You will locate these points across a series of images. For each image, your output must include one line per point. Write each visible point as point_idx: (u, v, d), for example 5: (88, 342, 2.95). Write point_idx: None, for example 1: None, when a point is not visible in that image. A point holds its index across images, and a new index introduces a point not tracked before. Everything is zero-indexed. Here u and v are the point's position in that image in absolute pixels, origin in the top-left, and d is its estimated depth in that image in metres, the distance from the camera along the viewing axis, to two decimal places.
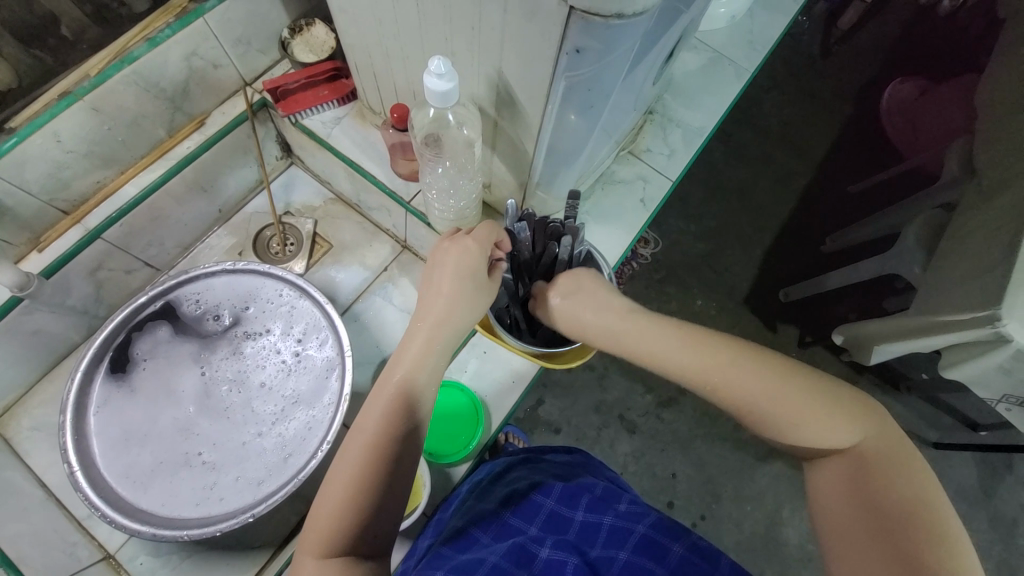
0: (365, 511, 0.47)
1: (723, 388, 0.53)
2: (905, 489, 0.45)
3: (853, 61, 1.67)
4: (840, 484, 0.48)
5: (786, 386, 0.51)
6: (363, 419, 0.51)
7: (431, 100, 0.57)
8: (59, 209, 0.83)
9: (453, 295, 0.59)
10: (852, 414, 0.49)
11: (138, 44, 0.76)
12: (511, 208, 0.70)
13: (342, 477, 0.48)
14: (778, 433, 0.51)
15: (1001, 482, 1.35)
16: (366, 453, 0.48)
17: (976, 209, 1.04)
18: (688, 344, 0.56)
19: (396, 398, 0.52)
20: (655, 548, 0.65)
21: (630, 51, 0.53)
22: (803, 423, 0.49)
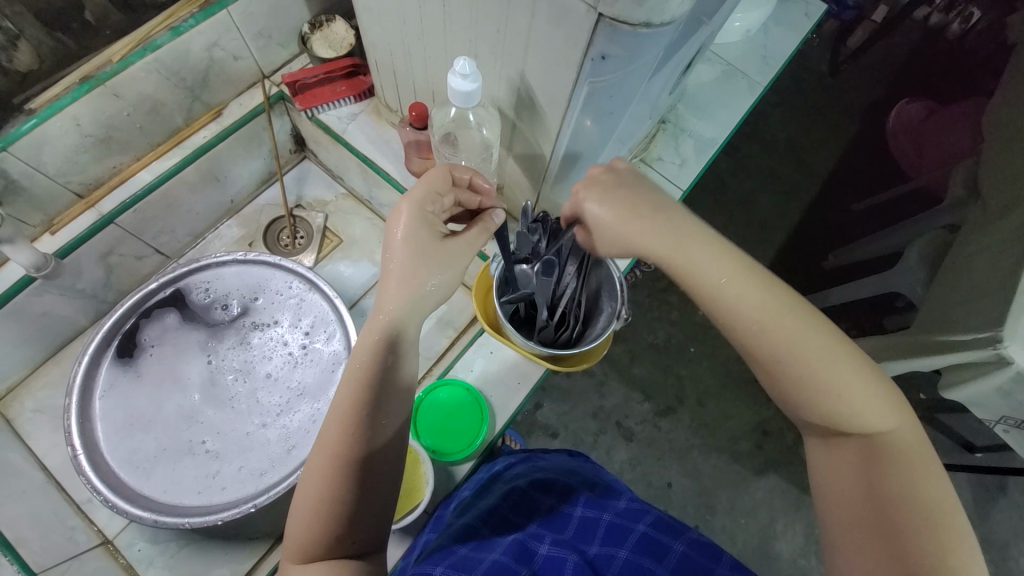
0: (334, 525, 0.48)
1: (774, 343, 0.48)
2: (922, 485, 0.45)
3: (862, 79, 1.69)
4: (856, 472, 0.47)
5: (835, 357, 0.48)
6: (321, 431, 0.51)
7: (453, 100, 0.58)
8: (75, 192, 0.84)
9: (408, 271, 0.56)
10: (891, 401, 0.48)
11: (161, 33, 0.77)
12: (528, 209, 0.72)
13: (309, 490, 0.49)
14: (812, 404, 0.48)
15: (995, 504, 1.35)
16: (328, 468, 0.49)
17: (981, 230, 1.04)
18: (751, 284, 0.50)
19: (350, 412, 0.50)
20: (655, 548, 0.66)
21: (653, 59, 0.54)
22: (844, 399, 0.47)
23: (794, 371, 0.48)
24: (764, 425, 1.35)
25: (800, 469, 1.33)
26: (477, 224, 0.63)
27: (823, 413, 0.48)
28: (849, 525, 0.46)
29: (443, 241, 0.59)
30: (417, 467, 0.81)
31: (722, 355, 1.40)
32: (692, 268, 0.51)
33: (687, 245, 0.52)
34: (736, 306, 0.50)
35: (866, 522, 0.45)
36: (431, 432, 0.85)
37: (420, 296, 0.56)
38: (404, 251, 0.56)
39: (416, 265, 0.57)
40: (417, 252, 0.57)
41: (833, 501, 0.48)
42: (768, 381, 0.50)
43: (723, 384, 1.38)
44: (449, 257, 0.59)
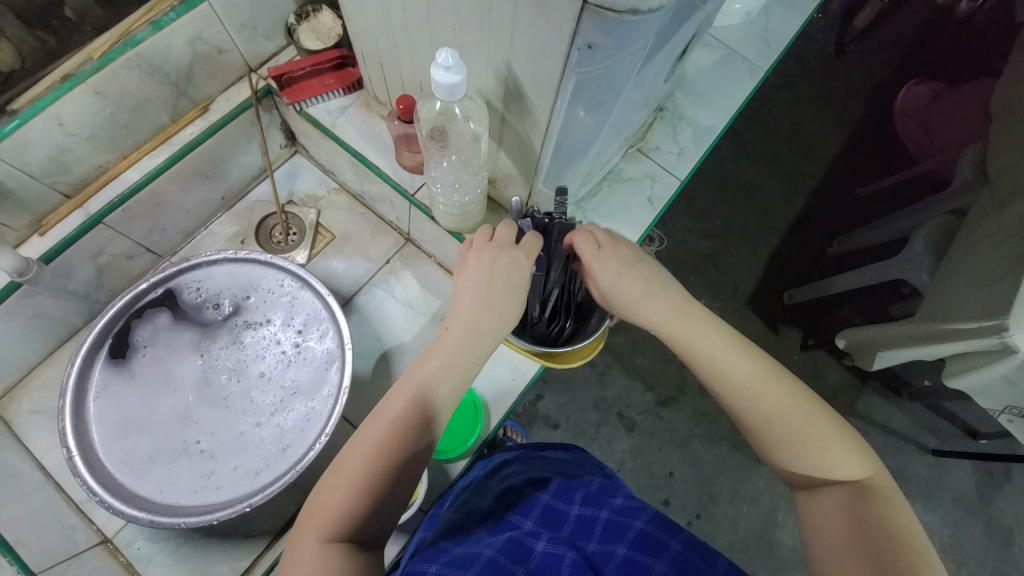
0: (369, 505, 0.49)
1: (753, 408, 0.53)
2: (898, 519, 0.48)
3: (868, 60, 1.64)
4: (841, 513, 0.50)
5: (810, 419, 0.52)
6: (384, 407, 0.53)
7: (437, 93, 0.56)
8: (61, 193, 0.83)
9: (494, 302, 0.57)
10: (860, 446, 0.52)
11: (142, 27, 0.75)
12: (516, 204, 0.69)
13: (355, 465, 0.49)
14: (790, 455, 0.53)
15: (999, 490, 1.35)
16: (384, 442, 0.50)
17: (987, 216, 1.02)
18: (739, 357, 0.55)
19: (419, 396, 0.53)
20: (654, 543, 0.66)
21: (644, 47, 0.52)
22: (813, 443, 0.52)
23: (761, 408, 0.53)
24: None
25: None
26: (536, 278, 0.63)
27: (802, 462, 0.52)
28: (836, 557, 0.48)
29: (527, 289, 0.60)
30: None
31: None
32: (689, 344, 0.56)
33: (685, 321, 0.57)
34: (725, 382, 0.55)
35: (847, 549, 0.48)
36: None
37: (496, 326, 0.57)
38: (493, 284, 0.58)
39: (499, 299, 0.57)
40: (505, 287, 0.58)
41: (816, 532, 0.51)
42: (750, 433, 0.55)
43: None
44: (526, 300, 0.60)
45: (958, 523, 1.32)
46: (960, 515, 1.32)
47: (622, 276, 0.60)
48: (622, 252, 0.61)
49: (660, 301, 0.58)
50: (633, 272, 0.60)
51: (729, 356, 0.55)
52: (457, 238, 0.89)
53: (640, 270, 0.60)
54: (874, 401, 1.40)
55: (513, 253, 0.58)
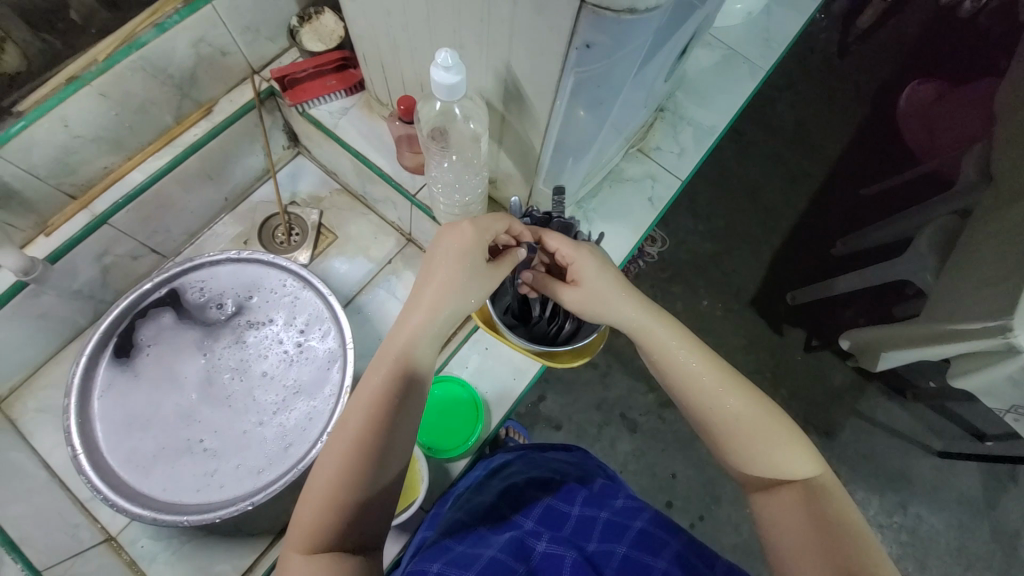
0: (347, 511, 0.48)
1: (709, 406, 0.55)
2: (846, 514, 0.49)
3: (871, 60, 1.64)
4: (797, 510, 0.50)
5: (764, 419, 0.54)
6: (346, 415, 0.51)
7: (437, 93, 0.56)
8: (66, 193, 0.84)
9: (450, 285, 0.56)
10: (810, 447, 0.53)
11: (146, 30, 0.76)
12: (516, 203, 0.70)
13: (327, 475, 0.49)
14: (742, 454, 0.53)
15: (1005, 492, 1.34)
16: (351, 451, 0.49)
17: (991, 215, 1.01)
18: (691, 358, 0.57)
19: (382, 398, 0.51)
20: (653, 540, 0.65)
21: (642, 47, 0.52)
22: (763, 442, 0.53)
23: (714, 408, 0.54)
24: None
25: None
26: (507, 258, 0.61)
27: (753, 459, 0.53)
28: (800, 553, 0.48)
29: (490, 270, 0.59)
30: (412, 464, 0.81)
31: (727, 346, 1.41)
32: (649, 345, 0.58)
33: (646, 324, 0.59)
34: (684, 382, 0.56)
35: (806, 544, 0.48)
36: (428, 428, 0.86)
37: (456, 305, 0.56)
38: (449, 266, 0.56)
39: (456, 281, 0.56)
40: (460, 269, 0.56)
41: (774, 529, 0.51)
42: (706, 433, 0.56)
43: None
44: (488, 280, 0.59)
45: (964, 525, 1.31)
46: (966, 517, 1.31)
47: (594, 278, 0.61)
48: (592, 255, 0.62)
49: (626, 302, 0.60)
50: (600, 275, 0.61)
51: (687, 356, 0.57)
52: None
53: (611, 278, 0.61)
54: (879, 402, 1.39)
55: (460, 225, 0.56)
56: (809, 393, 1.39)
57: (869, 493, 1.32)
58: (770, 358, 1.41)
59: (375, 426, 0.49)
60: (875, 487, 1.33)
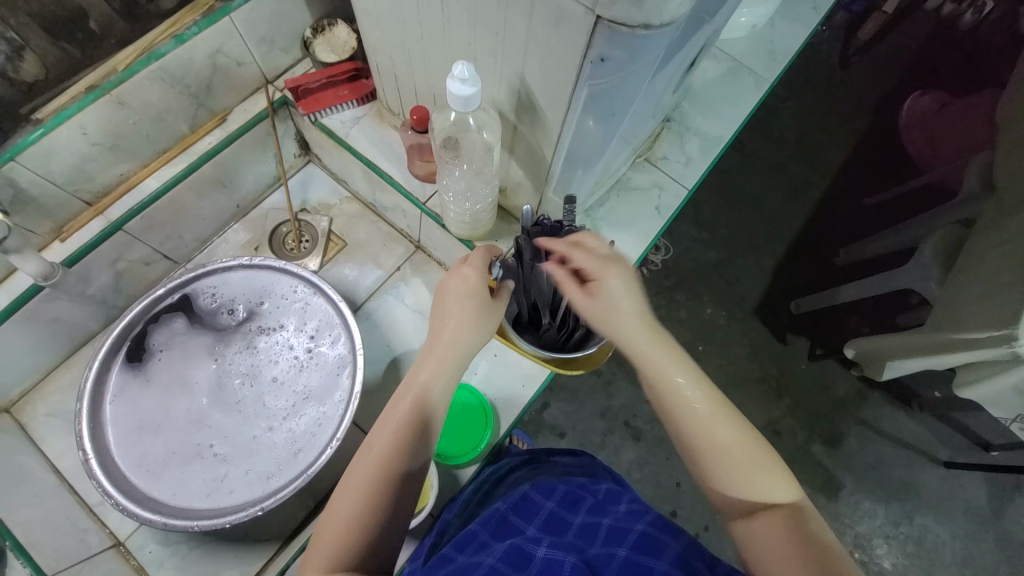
0: (369, 532, 0.50)
1: (696, 429, 0.54)
2: (827, 544, 0.48)
3: (873, 72, 1.66)
4: (780, 538, 0.49)
5: (750, 446, 0.53)
6: (373, 441, 0.54)
7: (452, 104, 0.57)
8: (82, 200, 0.85)
9: (462, 318, 0.60)
10: (789, 472, 0.53)
11: (165, 41, 0.77)
12: (528, 213, 0.67)
13: (351, 497, 0.52)
14: (728, 483, 0.52)
15: (1013, 503, 1.33)
16: (376, 473, 0.52)
17: (995, 225, 1.02)
18: (686, 379, 0.56)
19: (405, 424, 0.55)
20: (654, 544, 0.60)
21: (654, 60, 0.53)
22: (748, 469, 0.52)
23: (705, 433, 0.54)
24: (774, 425, 1.36)
25: (810, 468, 1.34)
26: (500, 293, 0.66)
27: (738, 487, 0.52)
28: None
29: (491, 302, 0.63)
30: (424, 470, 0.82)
31: (732, 354, 1.42)
32: (648, 361, 0.57)
33: (647, 340, 0.58)
34: (679, 404, 0.55)
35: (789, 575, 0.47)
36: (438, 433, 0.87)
37: (473, 337, 0.60)
38: (462, 301, 0.61)
39: (471, 316, 0.60)
40: (473, 303, 0.60)
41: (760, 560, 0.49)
42: (693, 458, 0.55)
43: (731, 384, 1.39)
44: (495, 312, 0.63)
45: (971, 537, 1.30)
46: (972, 528, 1.31)
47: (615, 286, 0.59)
48: (611, 264, 0.60)
49: (630, 316, 0.59)
50: (612, 284, 0.59)
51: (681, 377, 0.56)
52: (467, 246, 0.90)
53: (626, 285, 0.59)
54: (884, 411, 1.39)
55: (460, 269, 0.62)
56: (814, 402, 1.39)
57: (875, 503, 1.32)
58: (774, 367, 1.42)
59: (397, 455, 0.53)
60: (880, 497, 1.33)
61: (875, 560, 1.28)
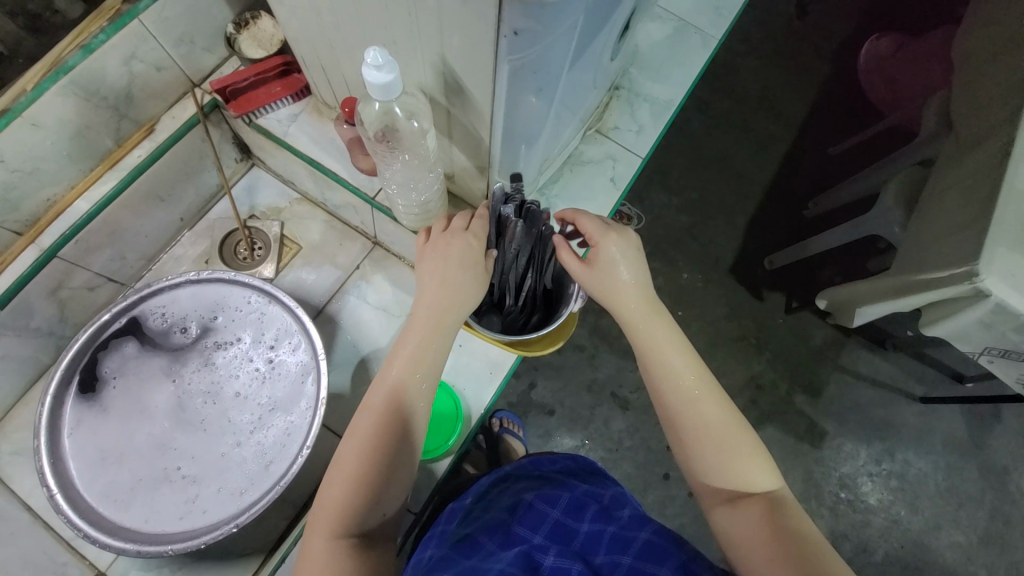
0: (369, 496, 0.53)
1: (692, 417, 0.57)
2: (803, 528, 0.51)
3: (829, 19, 1.64)
4: (758, 523, 0.52)
5: (734, 429, 0.57)
6: (366, 404, 0.57)
7: (373, 93, 0.55)
8: (11, 230, 0.80)
9: (449, 282, 0.61)
10: (774, 465, 0.56)
11: (71, 53, 0.71)
12: (496, 191, 0.64)
13: (350, 458, 0.54)
14: (712, 465, 0.56)
15: (990, 430, 1.38)
16: (373, 438, 0.54)
17: (951, 165, 1.03)
18: (685, 365, 0.59)
19: (394, 391, 0.57)
20: (657, 551, 0.61)
21: (574, 28, 0.51)
22: (730, 452, 0.56)
23: (692, 415, 0.57)
24: (757, 379, 1.39)
25: (794, 418, 1.37)
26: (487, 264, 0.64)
27: (721, 473, 0.56)
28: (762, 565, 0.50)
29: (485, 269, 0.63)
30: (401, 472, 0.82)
31: (710, 315, 1.43)
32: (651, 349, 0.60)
33: (650, 326, 0.61)
34: (672, 382, 0.59)
35: (767, 555, 0.50)
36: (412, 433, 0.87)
37: (462, 302, 0.61)
38: (447, 267, 0.61)
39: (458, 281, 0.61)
40: (460, 270, 0.61)
41: (739, 541, 0.53)
42: (678, 439, 0.58)
43: (711, 345, 1.41)
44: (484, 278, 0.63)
45: (952, 467, 1.35)
46: (953, 458, 1.36)
47: (615, 260, 0.63)
48: (620, 239, 0.64)
49: (640, 298, 0.62)
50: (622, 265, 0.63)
51: (677, 361, 0.59)
52: None
53: (634, 267, 0.63)
54: (861, 355, 1.42)
55: (463, 238, 0.62)
56: (793, 354, 1.42)
57: (858, 444, 1.36)
58: (752, 324, 1.43)
59: (393, 414, 0.55)
60: (862, 438, 1.37)
61: (860, 498, 1.33)
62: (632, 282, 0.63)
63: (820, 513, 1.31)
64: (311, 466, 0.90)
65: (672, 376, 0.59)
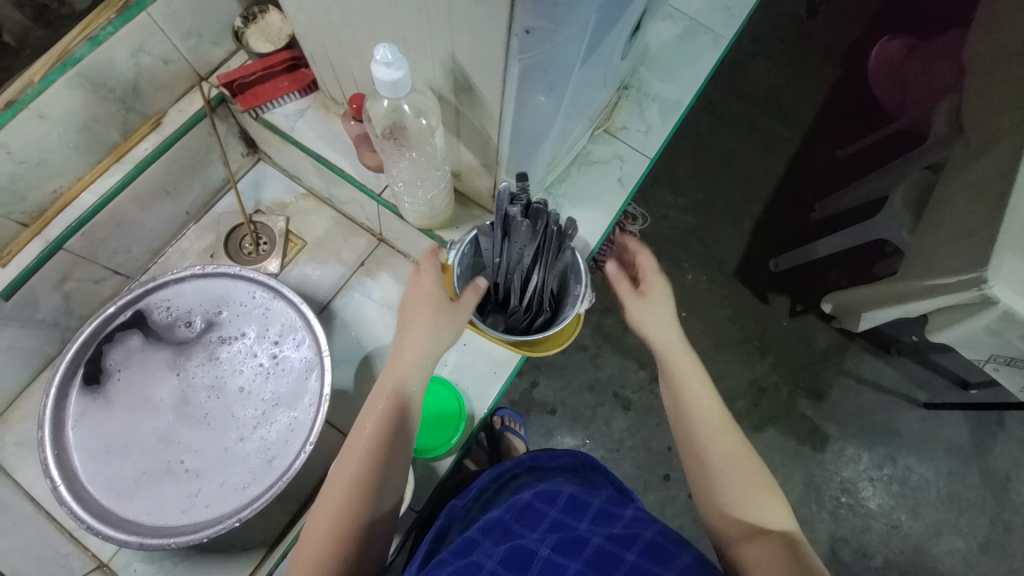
0: (351, 547, 0.52)
1: (711, 445, 0.60)
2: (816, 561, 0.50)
3: (839, 20, 1.62)
4: (768, 547, 0.51)
5: (750, 464, 0.59)
6: (345, 454, 0.56)
7: (381, 91, 0.54)
8: (18, 221, 0.80)
9: (422, 325, 0.61)
10: (790, 507, 0.56)
11: (79, 45, 0.72)
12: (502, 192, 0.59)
13: (330, 509, 0.53)
14: (725, 492, 0.57)
15: (993, 437, 1.37)
16: (352, 487, 0.54)
17: (961, 170, 1.02)
18: (709, 400, 0.64)
19: (372, 438, 0.56)
20: (661, 550, 0.58)
21: (585, 27, 0.51)
22: (746, 484, 0.57)
23: (710, 442, 0.60)
24: (760, 382, 1.38)
25: (796, 421, 1.37)
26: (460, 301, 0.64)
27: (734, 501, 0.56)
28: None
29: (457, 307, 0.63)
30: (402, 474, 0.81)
31: (714, 317, 1.43)
32: (680, 379, 0.64)
33: (679, 360, 0.66)
34: (695, 410, 0.63)
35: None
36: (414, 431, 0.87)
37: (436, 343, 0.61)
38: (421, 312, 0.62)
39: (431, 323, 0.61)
40: (432, 313, 0.62)
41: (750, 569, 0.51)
42: (696, 465, 0.60)
43: (715, 347, 1.40)
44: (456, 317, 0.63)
45: (954, 473, 1.34)
46: (956, 465, 1.35)
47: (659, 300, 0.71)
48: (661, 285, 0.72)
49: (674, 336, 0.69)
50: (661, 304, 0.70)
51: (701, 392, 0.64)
52: (429, 236, 0.88)
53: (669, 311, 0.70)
54: (865, 360, 1.41)
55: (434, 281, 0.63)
56: (797, 358, 1.41)
57: (860, 448, 1.36)
58: (756, 327, 1.42)
59: (371, 459, 0.55)
60: (864, 443, 1.36)
61: (862, 503, 1.32)
62: (668, 320, 0.69)
63: (820, 518, 1.31)
64: (313, 462, 0.91)
65: (698, 405, 0.63)
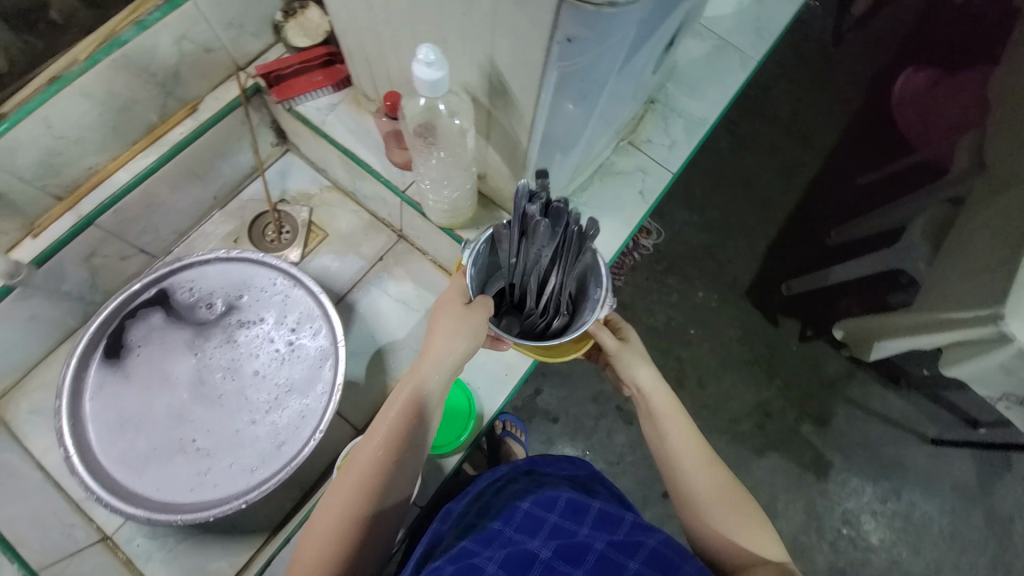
0: (349, 550, 0.53)
1: (702, 491, 0.63)
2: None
3: (866, 48, 1.63)
4: None
5: (739, 499, 0.63)
6: (354, 456, 0.57)
7: (420, 90, 0.56)
8: (53, 195, 0.83)
9: (442, 334, 0.59)
10: (776, 533, 0.62)
11: (127, 27, 0.75)
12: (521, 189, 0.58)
13: (333, 511, 0.54)
14: (723, 533, 0.61)
15: (999, 479, 1.35)
16: (355, 492, 0.54)
17: (982, 204, 1.02)
18: (690, 439, 0.67)
19: (380, 445, 0.56)
20: (664, 563, 0.59)
21: (625, 40, 0.52)
22: (738, 521, 0.62)
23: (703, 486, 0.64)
24: (765, 405, 1.37)
25: (800, 447, 1.35)
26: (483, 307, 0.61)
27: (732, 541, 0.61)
28: None
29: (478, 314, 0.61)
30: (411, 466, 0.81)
31: (723, 336, 1.42)
32: (664, 422, 0.68)
33: (661, 402, 0.69)
34: (682, 454, 0.66)
35: None
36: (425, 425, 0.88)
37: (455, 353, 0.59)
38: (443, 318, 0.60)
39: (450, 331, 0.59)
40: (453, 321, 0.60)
41: None
42: (692, 510, 0.64)
43: (722, 366, 1.40)
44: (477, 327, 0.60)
45: (958, 512, 1.32)
46: (960, 504, 1.33)
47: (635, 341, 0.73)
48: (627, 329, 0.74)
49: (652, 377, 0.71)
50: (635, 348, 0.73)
51: (683, 434, 0.67)
52: (449, 235, 0.89)
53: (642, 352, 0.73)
54: (874, 390, 1.40)
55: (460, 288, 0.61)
56: (804, 383, 1.40)
57: (863, 480, 1.34)
58: (765, 349, 1.42)
59: (376, 468, 0.55)
60: (868, 474, 1.34)
61: (862, 535, 1.30)
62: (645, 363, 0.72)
63: (819, 547, 1.29)
64: (319, 451, 0.91)
65: (682, 449, 0.66)
